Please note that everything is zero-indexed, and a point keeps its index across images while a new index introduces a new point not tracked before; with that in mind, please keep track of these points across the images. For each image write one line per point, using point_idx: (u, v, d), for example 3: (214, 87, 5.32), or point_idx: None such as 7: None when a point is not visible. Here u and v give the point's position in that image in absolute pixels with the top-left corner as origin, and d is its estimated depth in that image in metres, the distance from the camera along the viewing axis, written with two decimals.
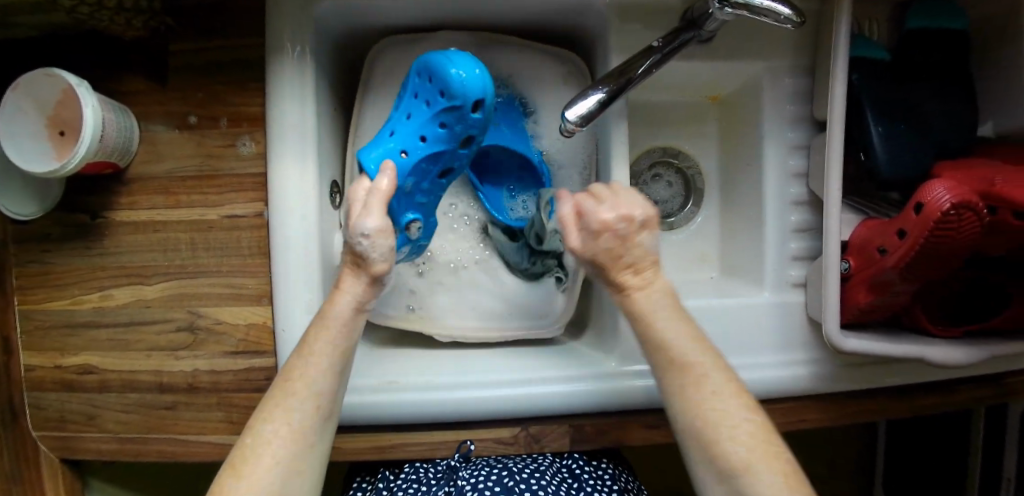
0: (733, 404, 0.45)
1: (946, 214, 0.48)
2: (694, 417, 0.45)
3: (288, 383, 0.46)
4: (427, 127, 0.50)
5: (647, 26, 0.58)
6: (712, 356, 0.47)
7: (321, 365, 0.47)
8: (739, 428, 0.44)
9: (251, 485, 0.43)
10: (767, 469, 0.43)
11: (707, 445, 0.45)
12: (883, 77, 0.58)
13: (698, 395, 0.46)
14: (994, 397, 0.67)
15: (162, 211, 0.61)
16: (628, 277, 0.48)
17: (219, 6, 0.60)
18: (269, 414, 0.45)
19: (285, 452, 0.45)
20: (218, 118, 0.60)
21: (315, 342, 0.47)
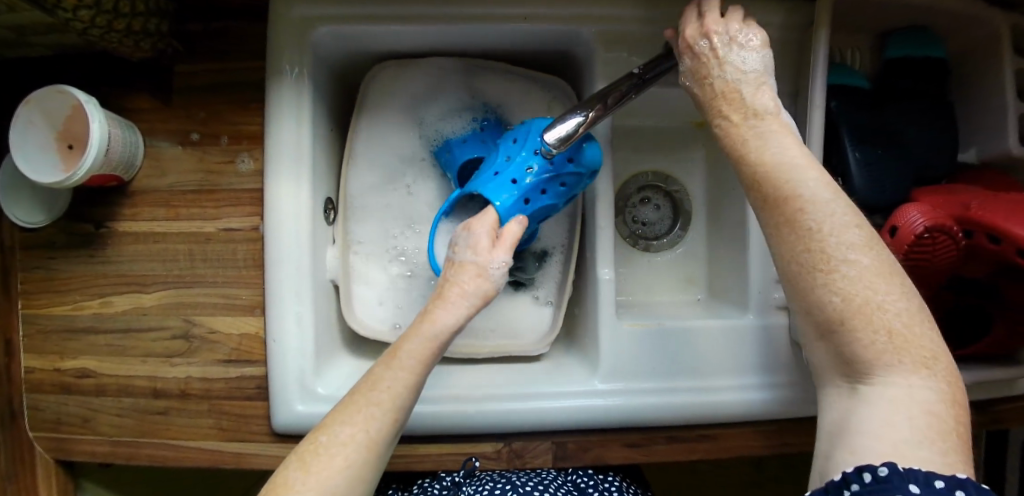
0: (835, 244, 0.39)
1: (919, 237, 0.49)
2: (794, 259, 0.41)
3: (371, 391, 0.45)
4: (550, 184, 0.56)
5: (633, 53, 0.60)
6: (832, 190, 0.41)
7: (406, 375, 0.46)
8: (848, 275, 0.38)
9: (320, 483, 0.41)
10: (866, 325, 0.38)
11: (804, 291, 0.40)
12: (861, 106, 0.59)
13: (797, 234, 0.40)
14: (986, 424, 0.66)
15: (163, 222, 0.64)
16: (728, 108, 0.47)
17: (225, 31, 0.63)
18: (349, 417, 0.44)
19: (358, 458, 0.42)
20: (219, 136, 0.63)
21: (406, 354, 0.46)
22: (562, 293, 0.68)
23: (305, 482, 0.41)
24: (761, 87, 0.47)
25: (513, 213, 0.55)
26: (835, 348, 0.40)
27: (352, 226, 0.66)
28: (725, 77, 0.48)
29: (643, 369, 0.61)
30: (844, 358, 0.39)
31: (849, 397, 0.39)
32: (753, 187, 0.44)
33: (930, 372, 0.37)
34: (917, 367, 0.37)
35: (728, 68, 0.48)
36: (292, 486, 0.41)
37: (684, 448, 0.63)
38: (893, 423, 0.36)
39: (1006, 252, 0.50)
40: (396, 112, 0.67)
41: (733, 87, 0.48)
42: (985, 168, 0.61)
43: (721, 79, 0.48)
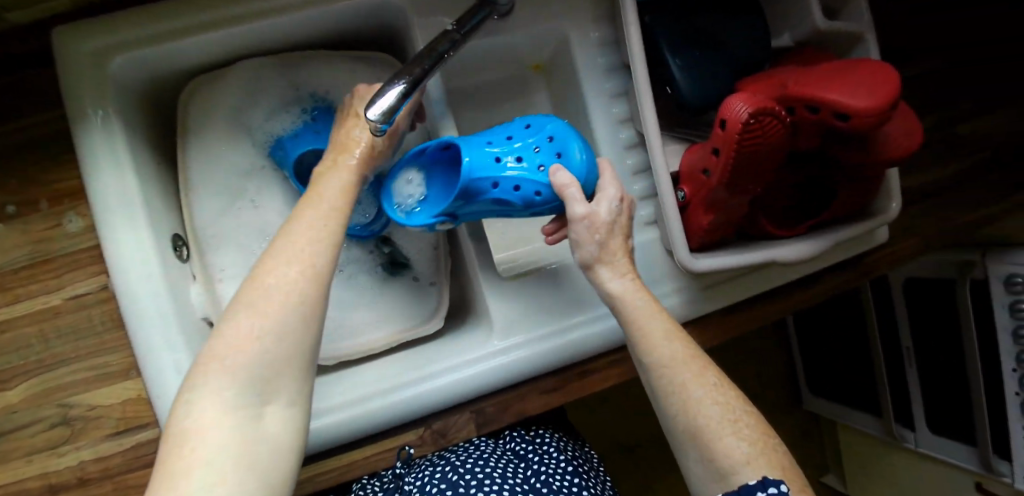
0: (708, 394, 0.45)
1: (746, 123, 0.51)
2: (689, 423, 0.45)
3: (300, 231, 0.43)
4: (539, 159, 0.53)
5: (447, 13, 0.59)
6: (699, 366, 0.47)
7: (332, 220, 0.45)
8: (740, 436, 0.44)
9: (278, 321, 0.39)
10: (766, 463, 0.43)
11: (708, 446, 0.44)
12: (672, 14, 0.60)
13: (688, 397, 0.45)
14: (859, 278, 0.70)
15: (2, 309, 0.58)
16: (614, 262, 0.51)
17: (11, 87, 0.58)
18: (289, 252, 0.41)
19: (311, 290, 0.41)
20: (37, 201, 0.58)
21: (320, 199, 0.47)
22: (441, 272, 0.68)
23: (264, 324, 0.38)
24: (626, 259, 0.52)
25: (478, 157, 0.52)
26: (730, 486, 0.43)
27: (209, 257, 0.64)
28: (595, 246, 0.50)
29: (536, 315, 0.61)
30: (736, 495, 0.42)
31: None
32: (648, 350, 0.48)
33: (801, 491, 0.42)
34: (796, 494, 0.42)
35: (609, 236, 0.51)
36: (246, 329, 0.38)
37: (599, 378, 0.64)
38: None
39: (826, 119, 0.53)
40: (222, 127, 0.64)
41: (602, 253, 0.51)
42: (803, 48, 0.64)
43: (603, 243, 0.51)
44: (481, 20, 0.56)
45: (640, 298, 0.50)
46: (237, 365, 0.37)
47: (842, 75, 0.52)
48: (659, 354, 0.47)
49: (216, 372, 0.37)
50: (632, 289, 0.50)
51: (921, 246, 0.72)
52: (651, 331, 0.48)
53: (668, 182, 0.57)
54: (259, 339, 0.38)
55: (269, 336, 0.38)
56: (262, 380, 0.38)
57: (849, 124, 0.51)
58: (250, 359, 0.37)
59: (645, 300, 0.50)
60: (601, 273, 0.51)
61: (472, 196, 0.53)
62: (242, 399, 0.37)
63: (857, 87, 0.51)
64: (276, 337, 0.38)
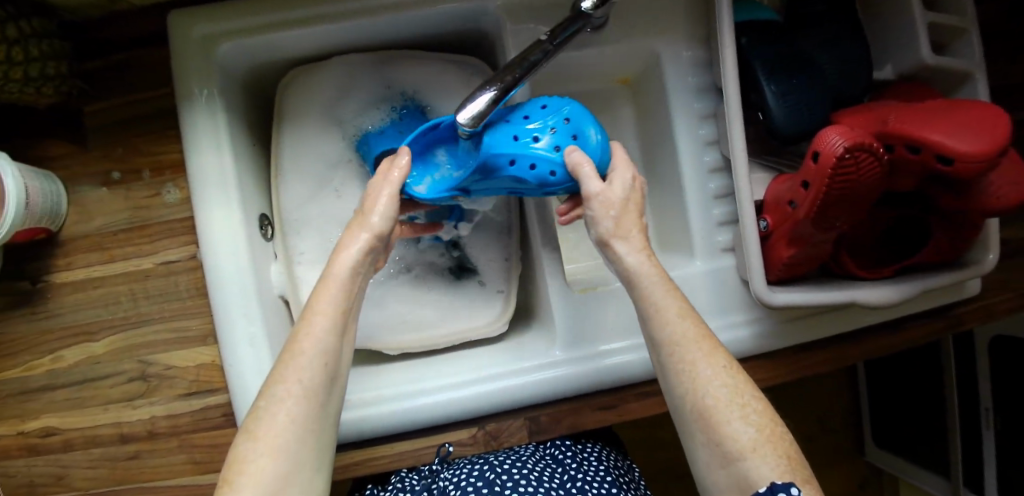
0: (716, 375, 0.44)
1: (841, 158, 0.48)
2: (696, 404, 0.44)
3: (294, 345, 0.43)
4: (554, 139, 0.50)
5: (540, 21, 0.60)
6: (710, 346, 0.45)
7: (325, 327, 0.43)
8: (748, 421, 0.43)
9: (269, 445, 0.40)
10: (772, 452, 0.42)
11: (715, 429, 0.43)
12: (770, 39, 0.59)
13: (697, 378, 0.44)
14: (944, 330, 0.67)
15: (99, 267, 0.63)
16: (619, 236, 0.48)
17: (129, 62, 0.62)
18: (280, 374, 0.42)
19: (299, 410, 0.41)
20: (140, 170, 0.62)
21: (318, 300, 0.44)
22: (511, 281, 0.68)
23: (258, 450, 0.40)
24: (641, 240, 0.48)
25: (501, 134, 0.51)
26: (734, 473, 0.42)
27: (292, 240, 0.66)
28: (601, 219, 0.48)
29: (602, 331, 0.60)
30: (741, 482, 0.42)
31: None
32: (656, 318, 0.46)
33: (809, 488, 0.41)
34: (799, 486, 0.41)
35: (622, 210, 0.48)
36: (244, 458, 0.40)
37: (654, 401, 0.63)
38: None
39: (926, 161, 0.50)
40: (315, 116, 0.66)
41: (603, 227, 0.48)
42: (906, 83, 0.62)
43: (612, 217, 0.48)
44: (575, 32, 0.55)
45: (650, 269, 0.47)
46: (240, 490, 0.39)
47: (949, 115, 0.49)
48: (671, 330, 0.46)
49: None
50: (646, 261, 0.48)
51: (1014, 303, 0.68)
52: (666, 310, 0.46)
53: (750, 211, 0.56)
54: (255, 465, 0.40)
55: (267, 457, 0.40)
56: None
57: (951, 168, 0.48)
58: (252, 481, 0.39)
59: (655, 273, 0.47)
60: (618, 249, 0.48)
61: (488, 173, 0.51)
62: None
63: (964, 128, 0.48)
64: (270, 461, 0.40)
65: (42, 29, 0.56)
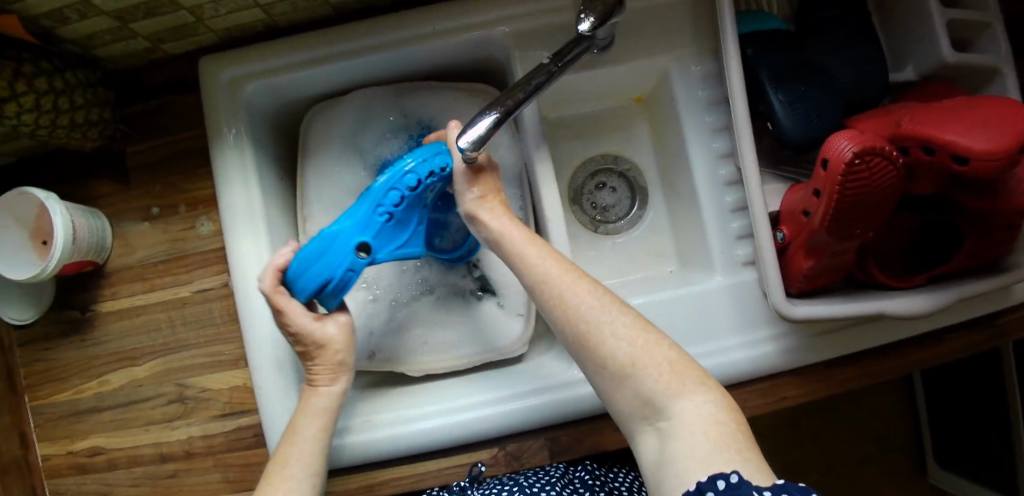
0: (585, 299, 0.44)
1: (851, 164, 0.47)
2: (574, 330, 0.44)
3: (283, 468, 0.51)
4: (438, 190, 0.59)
5: (545, 46, 0.61)
6: (575, 276, 0.46)
7: (308, 449, 0.53)
8: (621, 336, 0.42)
9: None
10: (653, 360, 0.41)
11: (594, 351, 0.43)
12: (779, 48, 0.58)
13: (566, 310, 0.45)
14: (987, 341, 0.63)
15: (141, 296, 0.67)
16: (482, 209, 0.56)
17: (166, 106, 0.67)
18: (269, 493, 0.48)
19: None
20: (177, 205, 0.66)
21: (302, 429, 0.54)
22: (531, 304, 0.69)
23: None
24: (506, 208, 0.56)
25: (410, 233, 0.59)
26: (629, 394, 0.41)
27: None
28: (473, 202, 0.56)
29: None
30: (638, 401, 0.41)
31: (655, 434, 0.40)
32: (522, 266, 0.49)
33: (708, 388, 0.40)
34: (688, 389, 0.40)
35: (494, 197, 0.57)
36: None
37: None
38: (695, 442, 0.37)
39: (943, 162, 0.48)
40: (337, 147, 0.69)
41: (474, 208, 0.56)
42: (928, 84, 0.59)
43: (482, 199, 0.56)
44: (579, 53, 0.56)
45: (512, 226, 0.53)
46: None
47: (964, 113, 0.48)
48: (540, 271, 0.47)
49: None
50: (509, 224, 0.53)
51: None
52: (532, 257, 0.49)
53: (765, 223, 0.55)
54: None
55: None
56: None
57: (969, 168, 0.46)
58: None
59: (520, 232, 0.52)
60: (483, 217, 0.55)
61: None
62: None
63: (983, 126, 0.46)
64: None
65: (87, 81, 0.61)
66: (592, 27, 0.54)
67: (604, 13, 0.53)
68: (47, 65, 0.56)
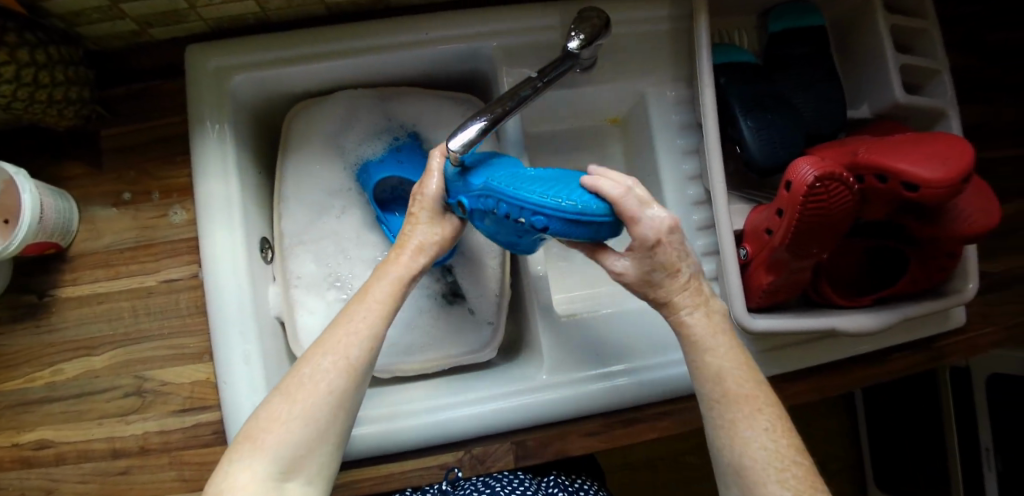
0: (755, 435, 0.45)
1: (812, 187, 0.51)
2: (734, 460, 0.45)
3: (348, 322, 0.49)
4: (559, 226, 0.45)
5: (530, 62, 0.64)
6: (755, 405, 0.46)
7: (379, 310, 0.50)
8: (786, 487, 0.43)
9: (305, 410, 0.46)
10: None
11: (752, 489, 0.44)
12: (749, 79, 0.62)
13: (735, 437, 0.46)
14: (928, 362, 0.68)
15: (105, 282, 0.65)
16: (681, 300, 0.48)
17: (146, 91, 0.66)
18: (330, 346, 0.48)
19: (338, 385, 0.47)
20: (150, 192, 0.65)
21: (375, 290, 0.51)
22: (500, 313, 0.69)
23: (291, 410, 0.46)
24: (697, 291, 0.48)
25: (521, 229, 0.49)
26: None
27: (290, 263, 0.68)
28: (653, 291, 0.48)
29: (588, 356, 0.62)
30: None
31: None
32: (699, 370, 0.48)
33: None
34: None
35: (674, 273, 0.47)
36: (278, 415, 0.45)
37: (641, 430, 0.64)
38: None
39: (894, 189, 0.52)
40: (318, 145, 0.70)
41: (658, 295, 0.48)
42: (880, 121, 0.64)
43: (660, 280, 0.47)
44: (564, 71, 0.58)
45: (721, 333, 0.48)
46: (262, 447, 0.44)
47: (913, 147, 0.52)
48: (714, 387, 0.47)
49: (248, 448, 0.45)
50: (720, 327, 0.48)
51: (994, 336, 0.68)
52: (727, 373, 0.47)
53: (729, 239, 0.58)
54: (285, 425, 0.45)
55: (298, 420, 0.45)
56: (286, 460, 0.45)
57: (917, 195, 0.51)
58: (277, 442, 0.44)
59: (724, 338, 0.48)
60: (680, 306, 0.48)
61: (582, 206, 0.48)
62: (270, 477, 0.44)
63: (927, 158, 0.50)
64: (302, 423, 0.45)
65: (69, 58, 0.60)
66: (579, 43, 0.57)
67: (591, 36, 0.56)
68: (32, 38, 0.55)
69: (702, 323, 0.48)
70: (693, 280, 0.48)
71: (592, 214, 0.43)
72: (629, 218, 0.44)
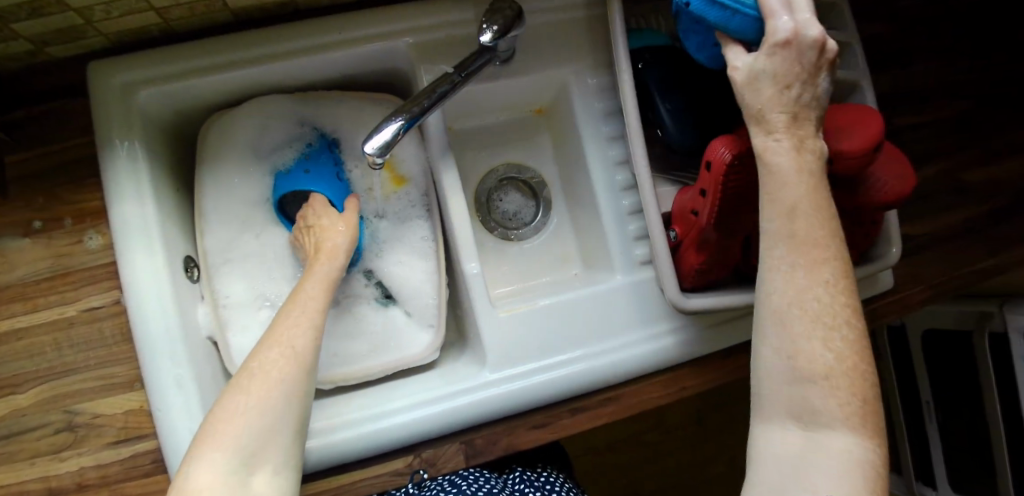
0: (808, 282, 0.40)
1: (730, 165, 0.51)
2: (778, 307, 0.40)
3: (287, 318, 0.51)
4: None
5: (450, 57, 0.62)
6: (819, 257, 0.40)
7: (314, 303, 0.52)
8: (832, 346, 0.39)
9: (260, 400, 0.45)
10: (846, 386, 0.38)
11: (788, 339, 0.40)
12: (666, 61, 0.62)
13: (791, 287, 0.40)
14: None
15: (23, 317, 0.62)
16: (777, 121, 0.43)
17: (49, 114, 0.63)
18: (274, 340, 0.48)
19: (290, 370, 0.47)
20: (62, 218, 0.62)
21: (305, 288, 0.54)
22: (439, 314, 0.68)
23: (247, 402, 0.44)
24: (796, 124, 0.43)
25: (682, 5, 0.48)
26: (795, 400, 0.40)
27: (217, 281, 0.67)
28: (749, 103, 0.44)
29: (527, 349, 0.61)
30: (800, 408, 0.40)
31: (785, 440, 0.41)
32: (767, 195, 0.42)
33: (864, 437, 0.39)
34: (859, 429, 0.39)
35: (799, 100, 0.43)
36: (235, 409, 0.44)
37: (590, 417, 0.64)
38: (825, 472, 0.38)
39: None
40: (239, 157, 0.68)
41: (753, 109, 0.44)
42: None
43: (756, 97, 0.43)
44: (483, 64, 0.58)
45: (806, 171, 0.42)
46: (220, 446, 0.43)
47: (826, 119, 0.53)
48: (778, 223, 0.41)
49: (208, 447, 0.43)
50: (821, 235, 0.40)
51: (925, 296, 0.70)
52: (830, 343, 0.39)
53: (656, 220, 0.58)
54: (242, 415, 0.44)
55: (255, 414, 0.44)
56: (248, 449, 0.43)
57: (830, 166, 0.51)
58: (234, 438, 0.43)
59: (821, 248, 0.40)
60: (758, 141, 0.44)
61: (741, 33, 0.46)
62: (233, 468, 0.42)
63: (837, 130, 0.51)
64: (258, 413, 0.44)
65: None
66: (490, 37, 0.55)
67: (507, 29, 0.55)
68: None
69: (800, 195, 0.41)
70: (803, 107, 0.43)
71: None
72: (765, 9, 0.43)
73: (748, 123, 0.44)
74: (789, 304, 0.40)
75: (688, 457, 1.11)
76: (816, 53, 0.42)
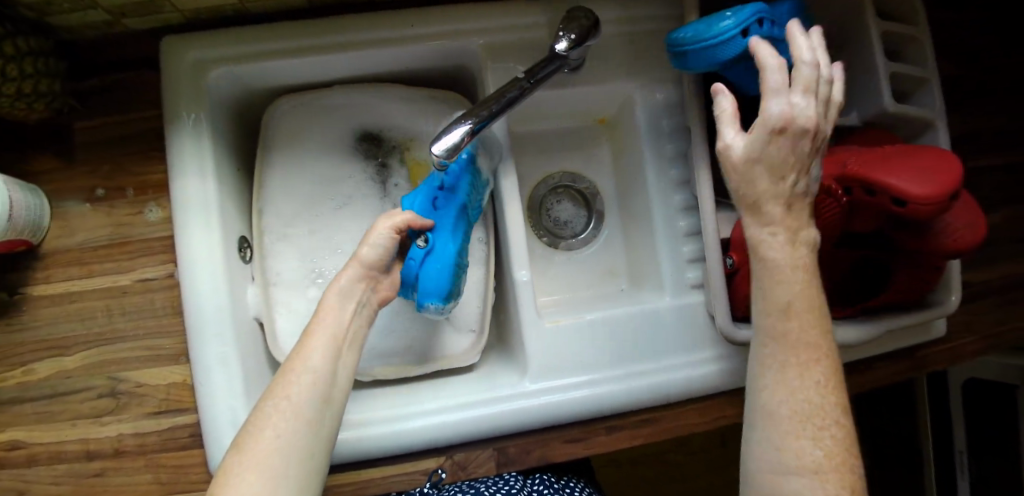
0: (799, 379, 0.38)
1: None
2: (769, 405, 0.39)
3: (290, 366, 0.48)
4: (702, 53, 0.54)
5: (519, 61, 0.62)
6: (809, 356, 0.38)
7: (319, 350, 0.49)
8: (820, 445, 0.37)
9: (255, 459, 0.43)
10: (834, 481, 0.37)
11: (774, 431, 0.38)
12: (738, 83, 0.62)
13: (779, 384, 0.39)
14: (911, 371, 0.68)
15: (79, 280, 0.63)
16: (773, 208, 0.40)
17: (121, 84, 0.64)
18: (273, 391, 0.47)
19: (285, 426, 0.45)
20: (125, 188, 0.63)
21: (316, 332, 0.51)
22: (483, 318, 0.68)
23: (241, 462, 0.43)
24: (787, 211, 0.40)
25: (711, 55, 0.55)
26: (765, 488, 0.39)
27: (269, 262, 0.68)
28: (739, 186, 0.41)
29: (570, 363, 0.61)
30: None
31: None
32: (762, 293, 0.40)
33: None
34: None
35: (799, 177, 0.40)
36: (230, 469, 0.43)
37: (626, 436, 0.64)
38: None
39: (882, 203, 0.52)
40: (302, 144, 0.69)
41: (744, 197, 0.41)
42: (869, 129, 0.64)
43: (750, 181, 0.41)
44: (552, 72, 0.57)
45: (799, 266, 0.40)
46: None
47: (905, 160, 0.51)
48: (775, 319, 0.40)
49: None
50: (814, 338, 0.38)
51: (977, 346, 0.69)
52: (819, 441, 0.37)
53: (715, 243, 0.57)
54: (236, 476, 0.42)
55: (250, 476, 0.42)
56: None
57: (905, 210, 0.50)
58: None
59: (814, 350, 0.39)
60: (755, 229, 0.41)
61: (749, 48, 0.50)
62: None
63: (917, 172, 0.49)
64: (254, 475, 0.42)
65: (39, 49, 0.58)
66: (565, 42, 0.55)
67: (582, 37, 0.55)
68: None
69: (795, 293, 0.39)
70: (798, 197, 0.41)
71: (715, 39, 0.49)
72: (764, 87, 0.41)
73: (742, 212, 0.42)
74: (779, 404, 0.38)
75: (706, 480, 1.10)
76: (810, 141, 0.40)
